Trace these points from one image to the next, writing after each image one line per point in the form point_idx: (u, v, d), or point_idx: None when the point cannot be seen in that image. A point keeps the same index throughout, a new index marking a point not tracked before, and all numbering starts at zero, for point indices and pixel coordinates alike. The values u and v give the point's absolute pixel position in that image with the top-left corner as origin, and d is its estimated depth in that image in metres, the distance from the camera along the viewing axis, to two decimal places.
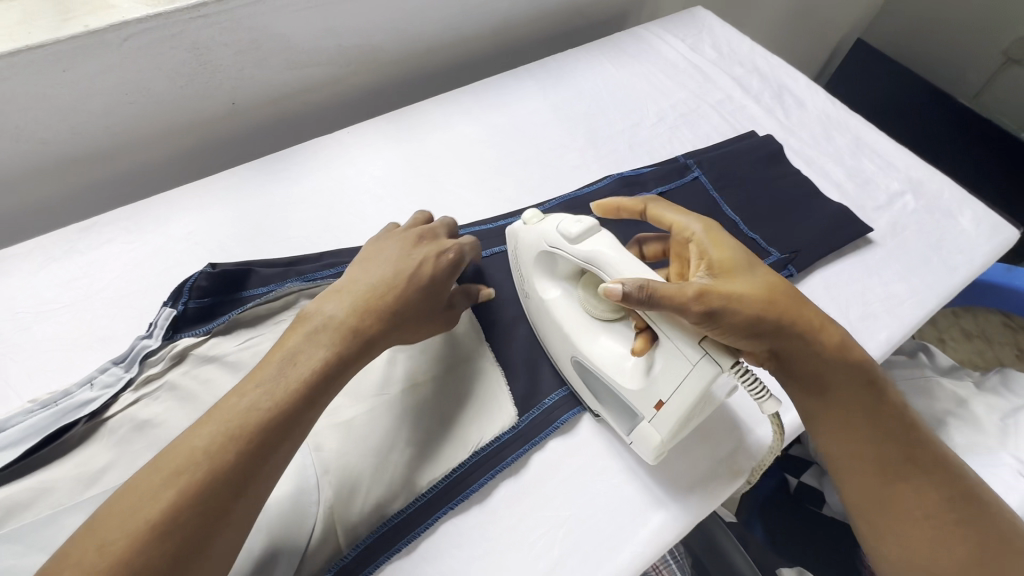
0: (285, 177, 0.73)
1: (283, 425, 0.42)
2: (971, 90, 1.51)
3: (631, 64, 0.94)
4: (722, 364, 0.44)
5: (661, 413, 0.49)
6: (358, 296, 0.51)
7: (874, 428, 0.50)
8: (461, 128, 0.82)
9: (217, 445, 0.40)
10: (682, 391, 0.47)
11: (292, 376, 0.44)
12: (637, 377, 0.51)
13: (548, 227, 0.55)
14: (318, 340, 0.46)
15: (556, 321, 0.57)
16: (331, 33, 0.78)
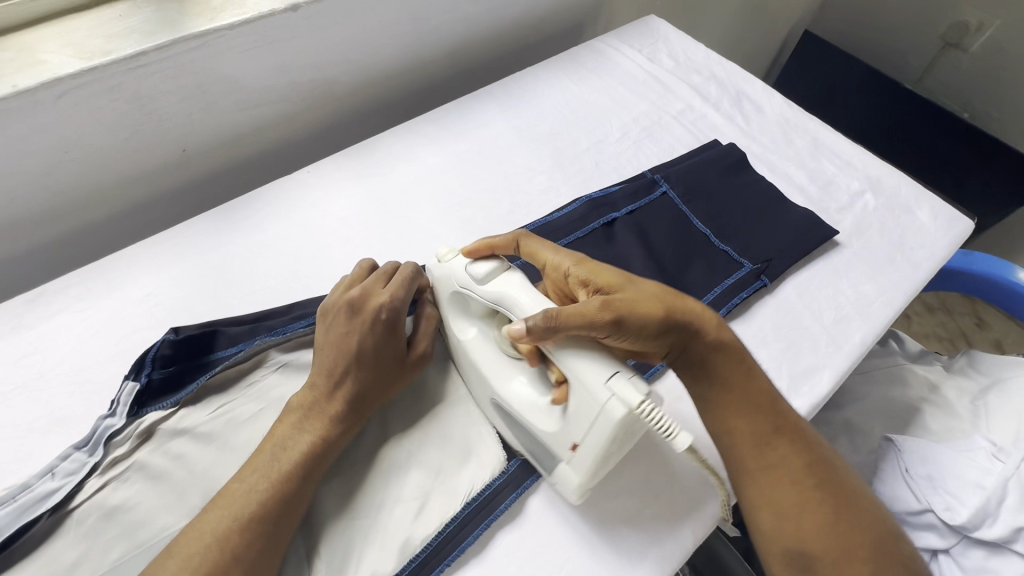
0: (246, 225, 0.70)
1: (283, 503, 0.47)
2: (914, 75, 1.57)
3: (590, 79, 0.94)
4: (628, 403, 0.44)
5: (576, 456, 0.49)
6: (318, 382, 0.53)
7: (782, 462, 0.52)
8: (425, 158, 0.80)
9: (224, 531, 0.44)
10: (593, 433, 0.47)
11: (284, 461, 0.49)
12: (555, 421, 0.50)
13: (456, 267, 0.57)
14: (302, 428, 0.51)
15: (475, 362, 0.57)
16: (281, 70, 0.75)
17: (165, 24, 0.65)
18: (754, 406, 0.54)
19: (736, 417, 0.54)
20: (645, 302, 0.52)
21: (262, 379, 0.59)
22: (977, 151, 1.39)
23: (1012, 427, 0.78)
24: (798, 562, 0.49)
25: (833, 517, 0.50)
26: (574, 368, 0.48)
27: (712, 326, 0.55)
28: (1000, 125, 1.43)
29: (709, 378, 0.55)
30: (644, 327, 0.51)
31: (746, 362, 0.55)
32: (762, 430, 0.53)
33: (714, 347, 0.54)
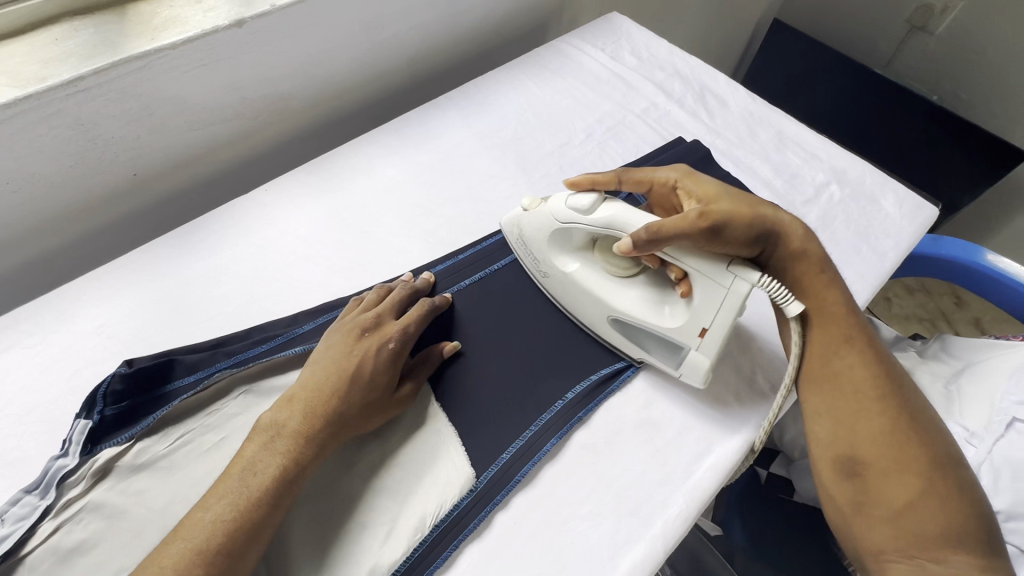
0: (203, 249, 0.69)
1: (246, 536, 0.45)
2: (883, 60, 1.58)
3: (553, 81, 0.93)
4: (751, 279, 0.52)
5: (705, 340, 0.55)
6: (310, 395, 0.52)
7: (846, 369, 0.56)
8: (386, 170, 0.79)
9: (185, 558, 0.42)
10: (724, 313, 0.54)
11: (254, 484, 0.47)
12: (679, 314, 0.57)
13: (554, 205, 0.61)
14: (274, 448, 0.49)
15: (584, 288, 0.62)
16: (233, 86, 0.74)
17: (104, 46, 0.63)
18: (829, 315, 0.59)
19: (812, 323, 0.59)
20: (739, 210, 0.58)
21: (224, 407, 0.56)
22: (945, 133, 1.40)
23: (984, 411, 0.78)
24: (846, 464, 0.53)
25: (887, 429, 0.52)
26: (694, 263, 0.54)
27: (817, 247, 0.60)
28: (968, 106, 1.44)
29: (810, 289, 0.60)
30: (737, 236, 0.57)
31: (833, 277, 0.60)
32: (832, 336, 0.58)
33: (796, 256, 0.60)
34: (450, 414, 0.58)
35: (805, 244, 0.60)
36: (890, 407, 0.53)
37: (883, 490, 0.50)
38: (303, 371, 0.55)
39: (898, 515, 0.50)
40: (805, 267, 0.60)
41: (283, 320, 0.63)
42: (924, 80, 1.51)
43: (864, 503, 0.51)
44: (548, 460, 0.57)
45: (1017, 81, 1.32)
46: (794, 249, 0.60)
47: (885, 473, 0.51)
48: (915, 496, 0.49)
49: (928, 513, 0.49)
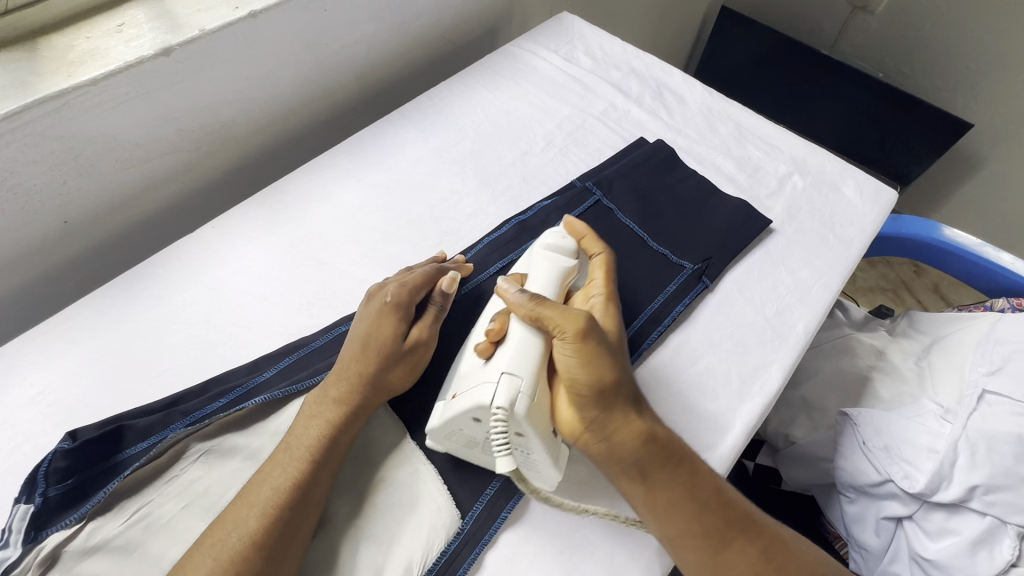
0: (148, 298, 0.64)
1: (298, 488, 0.47)
2: (829, 40, 1.61)
3: (508, 87, 0.90)
4: (497, 401, 0.48)
5: (450, 403, 0.51)
6: (337, 365, 0.55)
7: (737, 558, 0.50)
8: (341, 195, 0.75)
9: (248, 517, 0.45)
10: (471, 396, 0.50)
11: (302, 446, 0.49)
12: (466, 365, 0.53)
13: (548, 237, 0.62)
14: (315, 410, 0.52)
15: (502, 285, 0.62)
16: (167, 118, 0.68)
17: (13, 87, 0.57)
18: (695, 501, 0.51)
19: (681, 516, 0.50)
20: (602, 363, 0.52)
21: (183, 473, 0.52)
22: (895, 104, 1.43)
23: (955, 385, 0.80)
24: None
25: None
26: (515, 343, 0.52)
27: (635, 435, 0.51)
28: (913, 81, 1.48)
29: (652, 484, 0.51)
30: (584, 367, 0.51)
31: (685, 451, 0.53)
32: (709, 527, 0.50)
33: (644, 437, 0.52)
34: (429, 452, 0.56)
35: (649, 423, 0.53)
36: (789, 569, 0.49)
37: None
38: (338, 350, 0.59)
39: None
40: (655, 451, 0.51)
41: (241, 369, 0.59)
42: (869, 58, 1.55)
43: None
44: (536, 489, 0.55)
45: (956, 55, 1.37)
46: (620, 442, 0.51)
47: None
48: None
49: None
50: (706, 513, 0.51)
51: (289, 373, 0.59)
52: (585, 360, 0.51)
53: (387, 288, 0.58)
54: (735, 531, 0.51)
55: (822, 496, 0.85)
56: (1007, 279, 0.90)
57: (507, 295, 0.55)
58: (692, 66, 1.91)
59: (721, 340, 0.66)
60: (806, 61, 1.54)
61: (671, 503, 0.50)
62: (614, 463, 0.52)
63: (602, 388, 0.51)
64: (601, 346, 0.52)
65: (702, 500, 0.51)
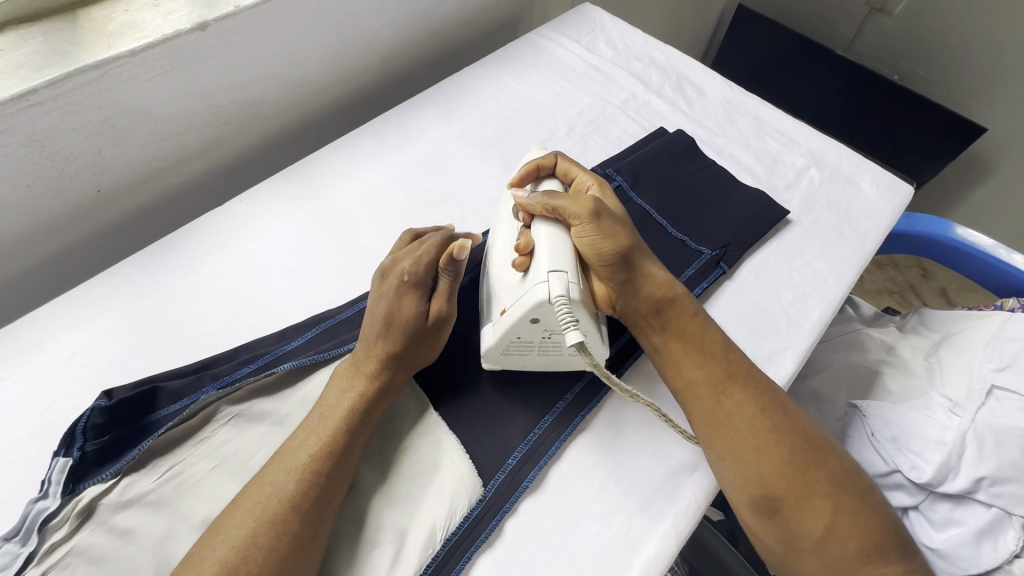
0: (178, 267, 0.65)
1: (332, 455, 0.48)
2: (845, 41, 1.61)
3: (531, 74, 0.91)
4: (552, 291, 0.51)
5: (502, 317, 0.56)
6: (359, 344, 0.55)
7: (735, 409, 0.53)
8: (367, 174, 0.76)
9: (284, 479, 0.46)
10: (523, 300, 0.53)
11: (332, 416, 0.51)
12: (507, 282, 0.57)
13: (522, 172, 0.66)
14: (348, 386, 0.53)
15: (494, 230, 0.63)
16: (199, 93, 0.70)
17: (56, 56, 0.59)
18: (703, 356, 0.56)
19: (689, 366, 0.55)
20: (622, 230, 0.56)
21: (213, 435, 0.54)
22: (908, 108, 1.43)
23: (965, 380, 0.80)
24: (767, 505, 0.50)
25: (788, 456, 0.50)
26: (545, 239, 0.55)
27: (659, 286, 0.58)
28: (928, 83, 1.48)
29: (672, 333, 0.57)
30: (604, 243, 0.55)
31: (694, 309, 0.58)
32: (711, 381, 0.54)
33: (659, 299, 0.57)
34: (452, 423, 0.57)
35: (666, 282, 0.58)
36: (783, 436, 0.51)
37: (804, 520, 0.49)
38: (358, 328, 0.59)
39: (818, 544, 0.48)
40: (662, 316, 0.57)
41: (270, 337, 0.60)
42: (885, 60, 1.55)
43: (792, 534, 0.49)
44: (555, 462, 0.56)
45: (972, 58, 1.37)
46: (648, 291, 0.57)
47: (799, 503, 0.49)
48: (829, 517, 0.48)
49: (844, 535, 0.48)
50: (715, 364, 0.55)
51: (317, 342, 0.60)
52: (603, 233, 0.55)
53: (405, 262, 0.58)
54: (744, 388, 0.54)
55: None
56: (1018, 279, 0.91)
57: (523, 200, 0.59)
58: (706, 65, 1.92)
59: (737, 326, 0.67)
60: (819, 62, 1.55)
61: (683, 350, 0.56)
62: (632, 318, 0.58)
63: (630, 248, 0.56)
64: (615, 220, 0.57)
65: (711, 354, 0.56)
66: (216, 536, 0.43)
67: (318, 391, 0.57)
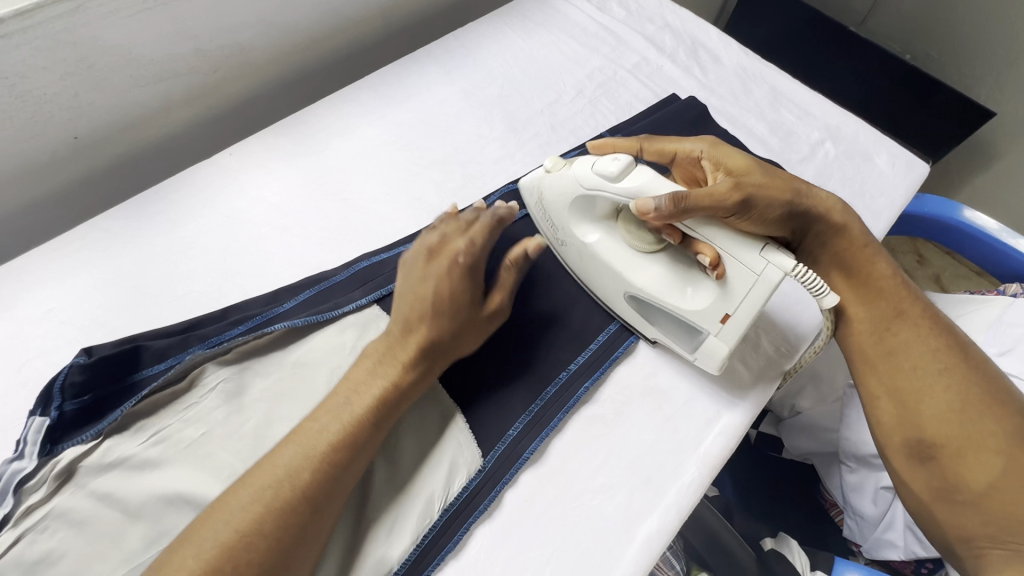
0: (162, 222, 0.62)
1: (350, 447, 0.45)
2: (857, 17, 1.56)
3: (538, 33, 0.87)
4: (783, 268, 0.48)
5: (726, 327, 0.52)
6: (397, 326, 0.51)
7: (906, 343, 0.56)
8: (364, 131, 0.72)
9: (295, 465, 0.43)
10: (750, 299, 0.50)
11: (356, 404, 0.47)
12: (705, 297, 0.52)
13: (580, 170, 0.55)
14: (371, 375, 0.48)
15: (603, 259, 0.57)
16: (183, 35, 0.65)
17: None
18: (873, 294, 0.58)
19: (856, 307, 0.59)
20: (773, 186, 0.56)
21: (200, 397, 0.51)
22: (912, 91, 1.40)
23: None
24: (920, 447, 0.53)
25: (961, 400, 0.52)
26: (724, 242, 0.50)
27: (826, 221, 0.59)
28: (939, 65, 1.44)
29: (849, 269, 0.60)
30: (770, 206, 0.56)
31: (867, 243, 0.60)
32: (878, 319, 0.57)
33: (835, 228, 0.60)
34: (453, 392, 0.55)
35: (842, 215, 0.59)
36: (958, 382, 0.53)
37: (967, 470, 0.50)
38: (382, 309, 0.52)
39: (982, 498, 0.50)
40: (842, 251, 0.60)
41: (261, 298, 0.57)
42: (897, 38, 1.51)
43: (947, 480, 0.51)
44: (557, 434, 0.55)
45: (980, 41, 1.34)
46: (818, 228, 0.60)
47: (962, 451, 0.51)
48: (999, 474, 0.49)
49: (1015, 491, 0.48)
50: (880, 302, 0.58)
51: (311, 304, 0.57)
52: (764, 194, 0.55)
53: (459, 245, 0.53)
54: (910, 327, 0.56)
55: (821, 466, 0.86)
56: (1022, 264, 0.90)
57: (647, 211, 0.50)
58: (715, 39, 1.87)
59: None
60: (831, 39, 1.50)
61: (869, 289, 0.59)
62: (819, 263, 0.61)
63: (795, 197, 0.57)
64: (759, 180, 0.56)
65: (872, 294, 0.58)
66: (213, 515, 0.40)
67: (313, 355, 0.54)
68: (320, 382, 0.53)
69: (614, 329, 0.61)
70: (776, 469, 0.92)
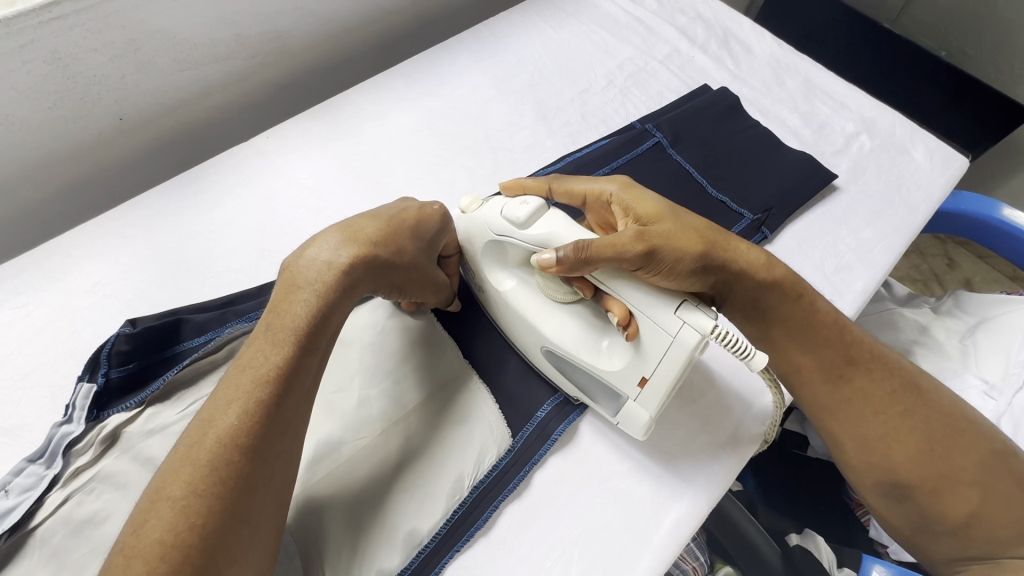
0: (203, 201, 0.63)
1: (286, 375, 0.39)
2: (891, 14, 1.53)
3: (569, 23, 0.87)
4: (701, 330, 0.43)
5: (645, 391, 0.47)
6: (344, 234, 0.47)
7: (866, 390, 0.50)
8: (397, 117, 0.73)
9: (224, 409, 0.37)
10: (667, 362, 0.45)
11: (283, 324, 0.42)
12: (620, 356, 0.48)
13: (490, 213, 0.51)
14: (302, 288, 0.43)
15: (517, 311, 0.54)
16: (224, 21, 0.66)
17: None
18: (816, 342, 0.52)
19: (800, 357, 0.52)
20: (683, 236, 0.48)
21: None
22: (947, 89, 1.36)
23: (1002, 363, 0.74)
24: (895, 489, 0.49)
25: (926, 437, 0.48)
26: (636, 299, 0.45)
27: (761, 269, 0.51)
28: (976, 61, 1.41)
29: (784, 318, 0.52)
30: (681, 262, 0.48)
31: (803, 294, 0.52)
32: (830, 374, 0.51)
33: (766, 282, 0.52)
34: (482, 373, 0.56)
35: (768, 269, 0.52)
36: (920, 421, 0.49)
37: (946, 507, 0.47)
38: (332, 229, 0.49)
39: (960, 531, 0.47)
40: (774, 298, 0.52)
41: None
42: (932, 36, 1.47)
43: (924, 517, 0.48)
44: (585, 418, 0.55)
45: (1019, 36, 1.30)
46: (749, 279, 0.51)
47: (939, 489, 0.48)
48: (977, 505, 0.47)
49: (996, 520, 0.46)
50: (828, 351, 0.51)
51: None
52: (675, 245, 0.47)
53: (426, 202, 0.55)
54: (862, 371, 0.51)
55: None
56: None
57: (546, 263, 0.47)
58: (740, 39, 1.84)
59: None
60: (863, 36, 1.47)
61: (813, 338, 0.52)
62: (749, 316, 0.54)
63: (709, 250, 0.49)
64: (668, 230, 0.48)
65: (818, 343, 0.52)
66: (170, 482, 0.34)
67: (347, 333, 0.55)
68: (352, 359, 0.54)
69: None
70: (799, 467, 0.90)
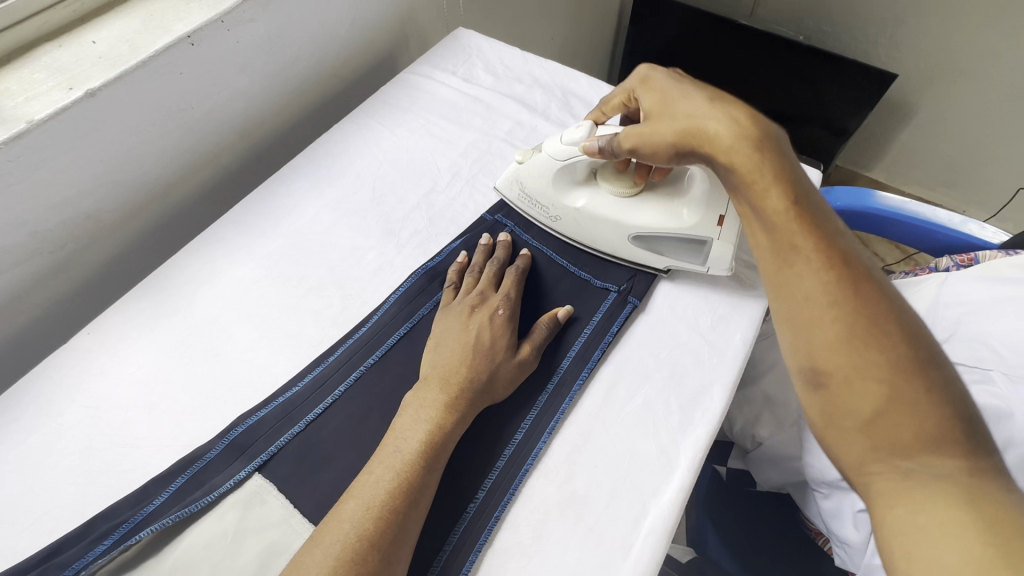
0: (18, 431, 0.57)
1: (409, 494, 0.48)
2: (745, 10, 1.51)
3: (406, 120, 0.84)
4: None
5: (725, 227, 0.61)
6: (440, 369, 0.56)
7: (802, 265, 0.46)
8: (232, 271, 0.68)
9: (359, 518, 0.46)
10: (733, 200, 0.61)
11: (406, 450, 0.50)
12: (695, 212, 0.62)
13: (550, 148, 0.68)
14: (420, 417, 0.52)
15: (596, 215, 0.67)
16: (13, 225, 0.61)
17: None
18: (773, 216, 0.49)
19: (755, 229, 0.50)
20: (661, 128, 0.56)
21: None
22: (821, 67, 1.36)
23: None
24: (812, 376, 0.43)
25: (850, 327, 0.42)
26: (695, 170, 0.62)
27: (749, 150, 0.51)
28: (836, 38, 1.41)
29: (758, 194, 0.50)
30: (656, 150, 0.57)
31: (766, 172, 0.50)
32: (774, 246, 0.48)
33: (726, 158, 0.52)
34: None
35: (732, 147, 0.52)
36: (856, 310, 0.43)
37: (850, 399, 0.41)
38: (427, 366, 0.57)
39: (871, 430, 0.40)
40: (756, 167, 0.50)
41: (128, 498, 0.52)
42: (788, 22, 1.46)
43: (837, 416, 0.42)
44: None
45: (868, 7, 1.32)
46: (735, 152, 0.51)
47: (850, 380, 0.41)
48: (882, 406, 0.40)
49: (899, 423, 0.39)
50: (783, 221, 0.48)
51: (184, 494, 0.52)
52: (654, 138, 0.57)
53: (495, 301, 0.61)
54: (810, 249, 0.46)
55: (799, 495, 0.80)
56: (947, 236, 0.88)
57: (589, 149, 0.63)
58: (616, 71, 1.86)
59: (656, 369, 0.60)
60: (726, 37, 1.45)
61: (771, 210, 0.49)
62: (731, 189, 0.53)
63: (680, 141, 0.55)
64: (655, 122, 0.57)
65: (769, 216, 0.49)
66: None
67: (188, 556, 0.49)
68: None
69: (522, 436, 0.56)
70: (755, 502, 0.86)
